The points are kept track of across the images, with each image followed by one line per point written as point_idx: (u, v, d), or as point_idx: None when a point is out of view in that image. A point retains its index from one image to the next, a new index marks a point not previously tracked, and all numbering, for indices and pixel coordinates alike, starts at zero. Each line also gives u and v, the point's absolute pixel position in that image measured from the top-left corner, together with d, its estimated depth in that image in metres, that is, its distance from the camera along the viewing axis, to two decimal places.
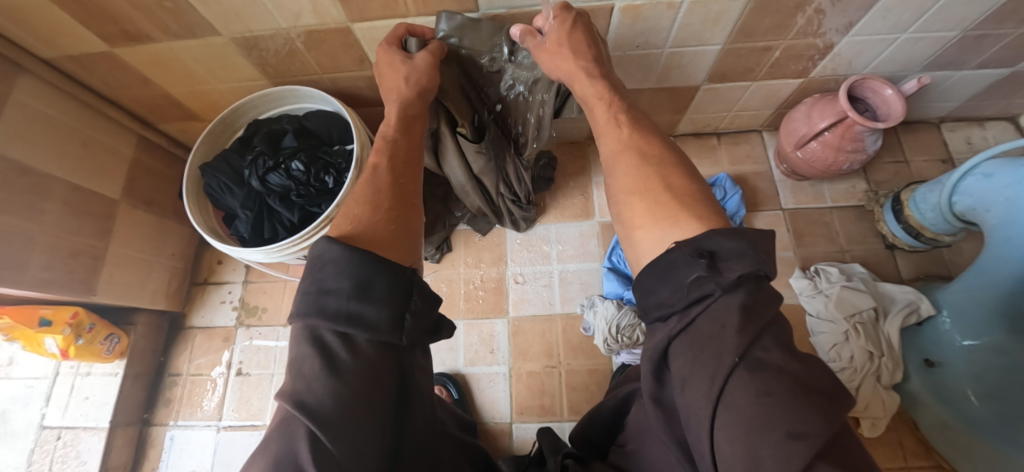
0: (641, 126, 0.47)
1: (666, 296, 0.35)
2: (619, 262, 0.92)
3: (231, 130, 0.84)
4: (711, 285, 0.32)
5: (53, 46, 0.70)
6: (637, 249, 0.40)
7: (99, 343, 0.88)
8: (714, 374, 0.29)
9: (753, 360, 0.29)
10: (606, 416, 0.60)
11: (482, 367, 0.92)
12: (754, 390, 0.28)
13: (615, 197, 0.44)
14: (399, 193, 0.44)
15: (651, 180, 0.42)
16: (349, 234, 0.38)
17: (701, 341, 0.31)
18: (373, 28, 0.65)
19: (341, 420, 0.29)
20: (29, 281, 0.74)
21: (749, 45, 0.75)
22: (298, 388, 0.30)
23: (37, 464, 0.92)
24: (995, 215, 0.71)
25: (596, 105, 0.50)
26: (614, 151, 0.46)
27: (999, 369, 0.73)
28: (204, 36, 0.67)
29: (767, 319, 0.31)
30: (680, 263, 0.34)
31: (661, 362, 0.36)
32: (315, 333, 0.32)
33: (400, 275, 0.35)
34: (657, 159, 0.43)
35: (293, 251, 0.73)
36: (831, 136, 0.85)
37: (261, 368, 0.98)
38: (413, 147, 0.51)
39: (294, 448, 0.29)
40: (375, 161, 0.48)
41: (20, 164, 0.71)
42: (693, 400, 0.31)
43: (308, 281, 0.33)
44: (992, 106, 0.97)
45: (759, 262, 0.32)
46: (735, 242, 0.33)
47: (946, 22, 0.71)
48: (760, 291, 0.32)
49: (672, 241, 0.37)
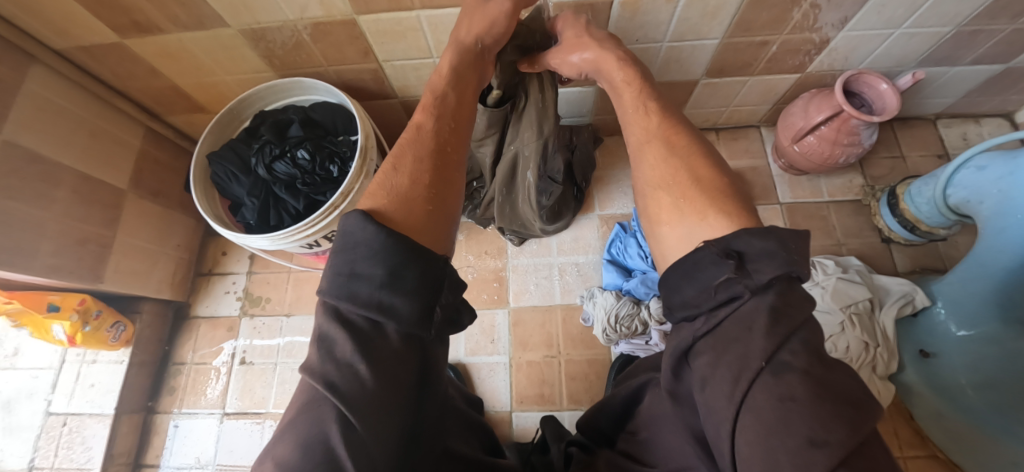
0: (668, 116, 0.45)
1: (691, 295, 0.33)
2: (618, 253, 0.95)
3: (237, 120, 0.85)
4: (739, 287, 0.30)
5: (65, 37, 0.72)
6: (662, 245, 0.39)
7: (106, 330, 0.90)
8: (737, 376, 0.28)
9: (778, 362, 0.27)
10: (617, 407, 0.59)
11: (483, 357, 0.93)
12: (775, 394, 0.26)
13: (642, 191, 0.43)
14: (440, 164, 0.43)
15: (679, 174, 0.40)
16: (379, 209, 0.38)
17: (725, 342, 0.30)
18: (378, 21, 0.67)
19: (368, 403, 0.30)
20: (38, 266, 0.75)
21: (747, 39, 0.76)
22: (328, 369, 0.30)
23: (42, 451, 0.93)
24: (988, 206, 0.72)
25: (626, 91, 0.49)
26: (641, 141, 0.44)
27: (993, 358, 0.74)
28: (213, 28, 0.69)
29: (800, 322, 0.29)
30: (706, 263, 0.32)
31: (684, 358, 0.34)
32: (345, 316, 0.32)
33: (430, 266, 0.35)
34: (686, 150, 0.41)
35: (299, 239, 0.74)
36: (828, 130, 0.86)
37: (264, 358, 0.99)
38: (461, 106, 0.49)
39: (323, 428, 0.29)
40: (420, 120, 0.47)
41: (32, 152, 0.73)
42: (712, 399, 0.30)
43: (338, 262, 0.34)
44: (987, 103, 0.98)
45: (790, 264, 0.30)
46: (765, 242, 0.31)
47: (940, 17, 0.73)
48: (793, 294, 0.30)
49: (700, 239, 0.35)
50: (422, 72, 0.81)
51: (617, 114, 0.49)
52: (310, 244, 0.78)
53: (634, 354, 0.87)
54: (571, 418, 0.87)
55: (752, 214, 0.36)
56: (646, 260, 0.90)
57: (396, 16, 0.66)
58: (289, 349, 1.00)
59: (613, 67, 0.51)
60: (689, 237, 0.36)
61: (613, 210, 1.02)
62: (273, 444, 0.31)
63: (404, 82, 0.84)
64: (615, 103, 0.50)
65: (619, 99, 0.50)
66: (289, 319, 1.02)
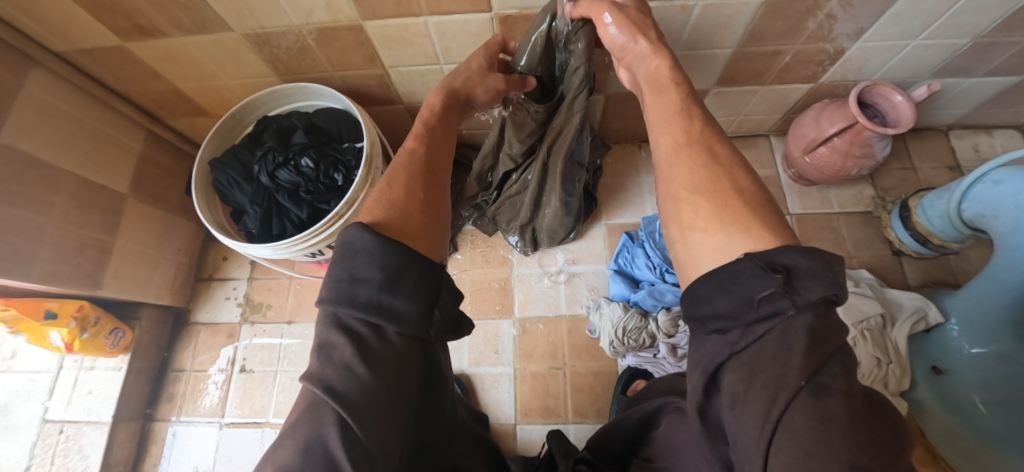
0: (709, 124, 0.44)
1: (725, 307, 0.30)
2: (625, 264, 0.94)
3: (241, 125, 0.84)
4: (785, 302, 0.27)
5: (65, 39, 0.70)
6: (692, 251, 0.36)
7: (104, 337, 0.88)
8: (773, 395, 0.26)
9: (818, 383, 0.26)
10: (630, 429, 0.58)
11: (487, 368, 0.92)
12: (815, 415, 0.25)
13: (674, 195, 0.40)
14: (432, 183, 0.43)
15: (719, 181, 0.38)
16: (380, 222, 0.37)
17: (761, 361, 0.27)
18: (385, 27, 0.66)
19: (370, 408, 0.29)
20: (35, 273, 0.74)
21: (760, 49, 0.75)
22: (327, 374, 0.29)
23: (39, 458, 0.92)
24: (1004, 221, 0.71)
25: (671, 90, 0.47)
26: (679, 145, 0.42)
27: (1007, 376, 0.73)
28: (216, 31, 0.68)
29: (836, 346, 0.27)
30: (747, 275, 0.29)
31: (714, 376, 0.31)
32: (343, 321, 0.31)
33: (429, 270, 0.34)
34: (727, 159, 0.40)
35: (303, 248, 0.73)
36: (840, 141, 0.85)
37: (265, 365, 0.98)
38: (448, 138, 0.50)
39: (324, 434, 0.28)
40: (410, 146, 0.46)
41: (30, 156, 0.71)
42: (742, 421, 0.27)
43: (337, 267, 0.33)
44: (1001, 114, 0.97)
45: (835, 285, 0.28)
46: (812, 261, 0.28)
47: (957, 29, 0.71)
48: (829, 319, 0.28)
49: (739, 251, 0.33)
50: (428, 77, 0.80)
51: (653, 110, 0.47)
52: (314, 253, 0.76)
53: (642, 367, 0.86)
54: (576, 431, 0.86)
55: (789, 232, 0.34)
56: (655, 271, 0.90)
57: (403, 22, 0.65)
58: (290, 357, 0.98)
59: (662, 65, 0.48)
60: (727, 246, 0.34)
61: (620, 219, 1.00)
62: (271, 455, 0.29)
63: (409, 88, 0.83)
64: (653, 99, 0.47)
65: (661, 94, 0.47)
66: (290, 326, 1.01)
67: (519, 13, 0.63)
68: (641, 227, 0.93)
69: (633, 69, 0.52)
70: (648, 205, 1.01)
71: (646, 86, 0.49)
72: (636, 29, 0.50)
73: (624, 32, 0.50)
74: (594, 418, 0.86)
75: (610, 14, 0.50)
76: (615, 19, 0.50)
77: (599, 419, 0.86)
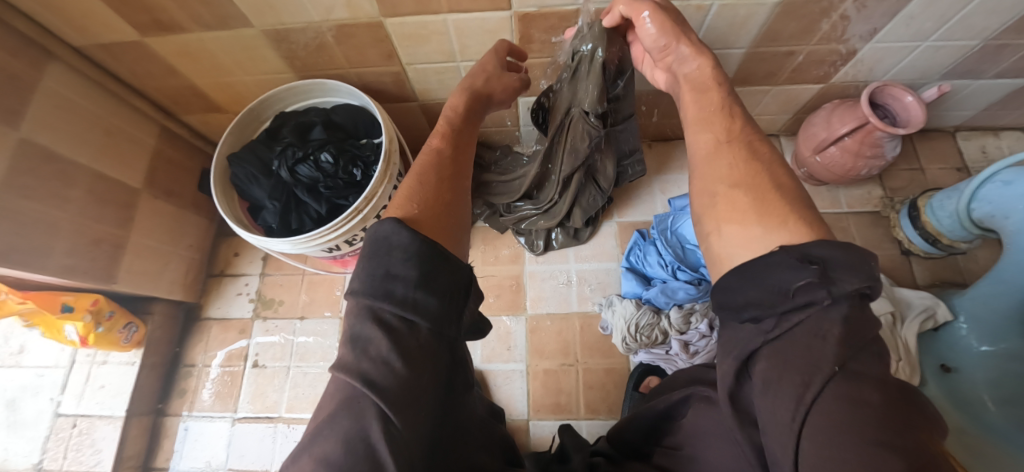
0: (750, 123, 0.43)
1: (757, 297, 0.30)
2: (637, 261, 0.95)
3: (257, 121, 0.84)
4: (821, 293, 0.27)
5: (84, 34, 0.71)
6: (725, 244, 0.36)
7: (118, 332, 0.88)
8: (807, 380, 0.26)
9: (849, 370, 0.26)
10: (651, 418, 0.58)
11: (499, 364, 0.92)
12: (847, 398, 0.25)
13: (710, 189, 0.39)
14: (458, 184, 0.45)
15: (758, 176, 0.37)
16: (411, 216, 0.38)
17: (796, 348, 0.27)
18: (404, 24, 0.67)
19: (406, 400, 0.30)
20: (52, 267, 0.74)
21: (773, 49, 0.76)
22: (364, 366, 0.29)
23: (51, 452, 0.92)
24: (1014, 221, 0.72)
25: (712, 89, 0.46)
26: (718, 141, 0.42)
27: (1015, 374, 0.76)
28: (235, 28, 0.68)
29: (869, 337, 0.27)
30: (781, 267, 0.29)
31: (746, 364, 0.31)
32: (377, 314, 0.31)
33: (459, 271, 0.35)
34: (767, 157, 0.39)
35: (320, 243, 0.73)
36: (851, 141, 0.86)
37: (277, 361, 0.98)
38: (471, 140, 0.52)
39: (364, 425, 0.28)
40: (437, 144, 0.48)
41: (47, 150, 0.71)
42: (775, 406, 0.27)
43: (371, 263, 0.33)
44: (1007, 116, 0.98)
45: (870, 279, 0.28)
46: (847, 254, 0.28)
47: (967, 31, 0.72)
48: (863, 312, 0.28)
49: (774, 244, 0.32)
50: (443, 75, 0.80)
51: (691, 108, 0.46)
52: (332, 247, 0.77)
53: (654, 363, 0.87)
54: (588, 427, 0.86)
55: (824, 227, 0.33)
56: (666, 268, 0.91)
57: (422, 19, 0.66)
58: (302, 353, 0.99)
59: (705, 64, 0.48)
60: (761, 239, 0.33)
61: (631, 218, 1.01)
62: (308, 446, 0.29)
63: (424, 86, 0.84)
64: (692, 97, 0.47)
65: (702, 94, 0.46)
66: (302, 322, 1.01)
67: (538, 11, 0.64)
68: (653, 225, 0.94)
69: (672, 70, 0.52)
70: (659, 205, 1.02)
71: (684, 88, 0.49)
72: (677, 32, 0.50)
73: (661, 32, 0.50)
74: (606, 414, 0.87)
75: (648, 8, 0.51)
76: (652, 17, 0.51)
77: (611, 415, 0.87)
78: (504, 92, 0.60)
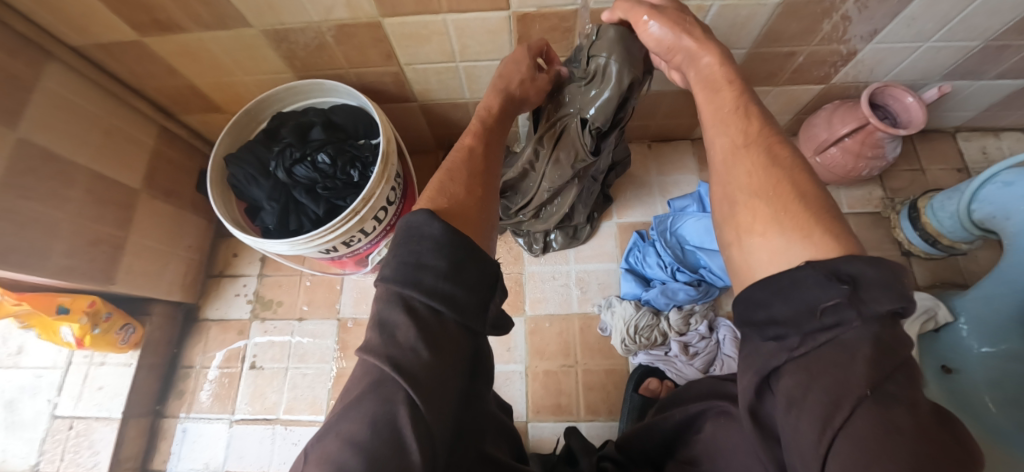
0: (769, 123, 0.43)
1: (783, 312, 0.30)
2: (636, 263, 0.94)
3: (255, 121, 0.84)
4: (850, 313, 0.27)
5: (84, 34, 0.70)
6: (748, 256, 0.36)
7: (115, 333, 0.88)
8: (836, 400, 0.26)
9: (883, 393, 0.25)
10: (668, 430, 0.56)
11: (499, 365, 0.92)
12: (878, 422, 0.24)
13: (732, 197, 0.40)
14: (489, 181, 0.45)
15: (780, 184, 0.37)
16: (442, 209, 0.38)
17: (822, 365, 0.27)
18: (404, 24, 0.66)
19: (433, 389, 0.29)
20: (50, 268, 0.74)
21: (774, 50, 0.75)
22: (393, 351, 0.29)
23: (48, 454, 0.91)
24: (1015, 222, 0.72)
25: (725, 88, 0.46)
26: (736, 145, 0.41)
27: (1016, 375, 0.75)
28: (235, 27, 0.68)
29: (903, 357, 0.27)
30: (809, 283, 0.29)
31: (767, 379, 0.31)
32: (406, 302, 0.31)
33: (488, 266, 0.35)
34: (789, 162, 0.38)
35: (319, 244, 0.73)
36: (851, 142, 0.86)
37: (275, 362, 0.98)
38: (500, 139, 0.52)
39: (391, 410, 0.28)
40: (470, 143, 0.49)
41: (46, 150, 0.71)
42: (799, 424, 0.27)
43: (403, 250, 0.33)
44: (1008, 117, 0.98)
45: (902, 299, 0.28)
46: (880, 271, 0.28)
47: (968, 31, 0.72)
48: (894, 330, 0.28)
49: (800, 259, 0.32)
50: (443, 76, 0.80)
51: (707, 109, 0.46)
52: (330, 249, 0.76)
53: (654, 365, 0.86)
54: (588, 428, 0.86)
55: (855, 240, 0.32)
56: (666, 269, 0.91)
57: (422, 19, 0.65)
58: (301, 354, 0.98)
59: (714, 61, 0.47)
60: (785, 252, 0.33)
61: (631, 218, 1.01)
62: (335, 424, 0.29)
63: (424, 86, 0.83)
64: (706, 98, 0.47)
65: (715, 94, 0.46)
66: (301, 323, 1.01)
67: (539, 11, 0.64)
68: (653, 226, 0.94)
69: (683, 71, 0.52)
70: (658, 205, 1.01)
71: (696, 86, 0.49)
72: (680, 33, 0.49)
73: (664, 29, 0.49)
74: (606, 416, 0.87)
75: (646, 12, 0.50)
76: (653, 18, 0.50)
77: (611, 417, 0.87)
78: (537, 95, 0.61)
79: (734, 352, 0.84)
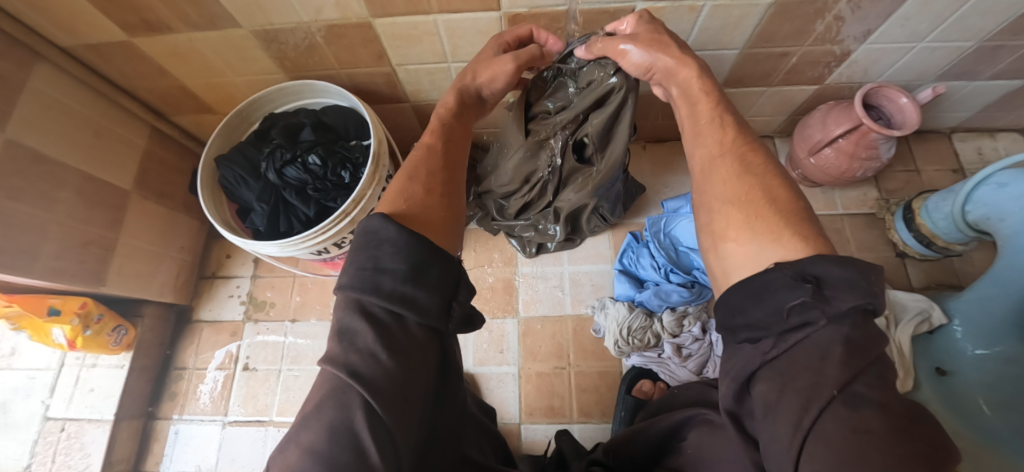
0: (745, 132, 0.43)
1: (759, 318, 0.29)
2: (630, 264, 0.94)
3: (247, 122, 0.84)
4: (815, 313, 0.27)
5: (72, 34, 0.70)
6: (725, 263, 0.35)
7: (107, 334, 0.88)
8: (806, 404, 0.26)
9: (851, 394, 0.25)
10: (657, 437, 0.55)
11: (491, 367, 0.92)
12: (849, 427, 0.24)
13: (707, 205, 0.39)
14: (450, 178, 0.45)
15: (753, 191, 0.36)
16: (401, 212, 0.38)
17: (795, 369, 0.27)
18: (394, 24, 0.66)
19: (394, 393, 0.30)
20: (40, 270, 0.73)
21: (768, 50, 0.75)
22: (351, 358, 0.29)
23: (40, 456, 0.91)
24: (1009, 224, 0.71)
25: (701, 101, 0.46)
26: (711, 156, 0.41)
27: (1010, 378, 0.75)
28: (224, 28, 0.67)
29: (874, 355, 0.26)
30: (778, 285, 0.29)
31: (744, 384, 0.31)
32: (366, 308, 0.31)
33: (450, 265, 0.35)
34: (762, 169, 0.38)
35: (309, 246, 0.73)
36: (845, 143, 0.85)
37: (268, 364, 0.98)
38: (465, 136, 0.52)
39: (350, 416, 0.28)
40: (429, 142, 0.48)
41: (35, 151, 0.71)
42: (775, 429, 0.27)
43: (361, 256, 0.33)
44: (1004, 117, 0.97)
45: (870, 295, 0.27)
46: (846, 271, 0.27)
47: (963, 32, 0.72)
48: (867, 328, 0.27)
49: (770, 261, 0.32)
50: (435, 76, 0.80)
51: (687, 124, 0.46)
52: (321, 250, 0.76)
53: (647, 367, 0.86)
54: (581, 430, 0.86)
55: (824, 241, 0.32)
56: (659, 270, 0.90)
57: (412, 20, 0.65)
58: (294, 356, 0.98)
59: (692, 75, 0.47)
60: (759, 254, 0.33)
61: (624, 220, 1.00)
62: (297, 434, 0.29)
63: (416, 87, 0.83)
64: (687, 113, 0.46)
65: (693, 108, 0.46)
66: (294, 325, 1.00)
67: (528, 12, 0.63)
68: (646, 228, 0.93)
69: (665, 85, 0.51)
70: (653, 206, 1.01)
71: (678, 102, 0.48)
72: (658, 51, 0.49)
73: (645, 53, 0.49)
74: (599, 418, 0.86)
75: (626, 42, 0.51)
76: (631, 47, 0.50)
77: (604, 419, 0.86)
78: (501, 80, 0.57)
79: None
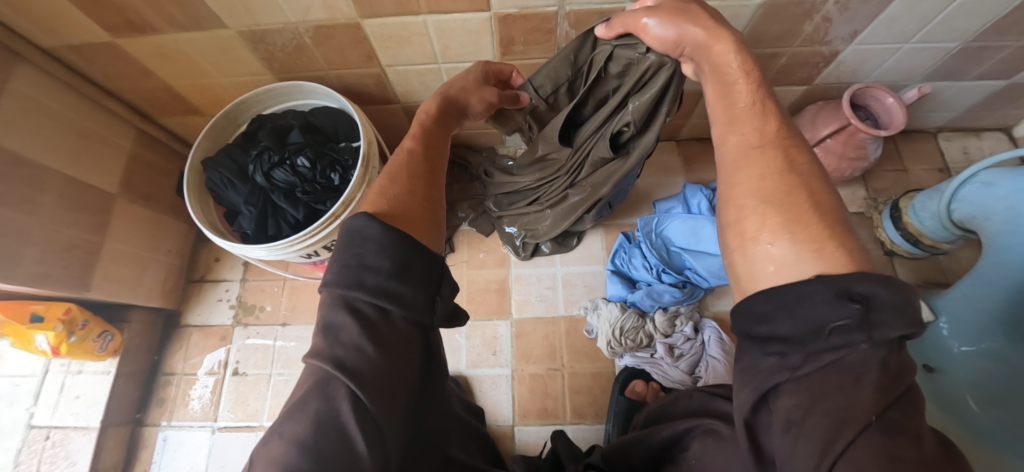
0: (782, 124, 0.40)
1: (788, 330, 0.29)
2: (622, 264, 0.94)
3: (234, 124, 0.83)
4: (858, 335, 0.26)
5: (54, 35, 0.69)
6: (754, 265, 0.34)
7: (92, 340, 0.86)
8: (838, 426, 0.25)
9: (888, 420, 0.25)
10: (655, 447, 0.55)
11: (485, 369, 0.91)
12: (883, 453, 0.24)
13: (735, 201, 0.37)
14: (433, 178, 0.45)
15: (794, 191, 0.35)
16: (382, 212, 0.38)
17: (825, 387, 0.27)
18: (384, 25, 0.65)
19: (380, 385, 0.29)
20: (22, 275, 0.72)
21: (757, 51, 0.75)
22: (337, 351, 0.29)
23: (25, 465, 0.89)
24: (994, 223, 0.73)
25: (740, 80, 0.42)
26: (751, 145, 0.38)
27: (998, 376, 0.74)
28: (210, 29, 0.66)
29: (906, 384, 0.26)
30: (817, 300, 0.28)
31: (763, 396, 0.30)
32: (352, 304, 0.31)
33: (434, 262, 0.34)
34: (805, 169, 0.36)
35: (299, 248, 0.72)
36: (834, 143, 0.86)
37: (258, 368, 0.96)
38: (445, 144, 0.52)
39: (336, 409, 0.28)
40: (410, 146, 0.48)
41: (16, 155, 0.69)
42: (798, 447, 0.27)
43: (345, 254, 0.33)
44: (989, 116, 0.99)
45: (912, 323, 0.27)
46: (894, 294, 0.27)
47: (949, 33, 0.72)
48: (902, 355, 0.27)
49: (811, 273, 0.30)
50: (425, 77, 0.79)
51: (719, 105, 0.42)
52: (310, 253, 0.75)
53: (640, 367, 0.86)
54: (575, 431, 0.86)
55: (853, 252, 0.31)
56: (652, 271, 0.90)
57: (402, 21, 0.64)
58: (285, 360, 0.97)
59: (726, 49, 0.43)
60: (794, 265, 0.31)
61: (616, 220, 1.01)
62: (280, 428, 0.28)
63: (407, 88, 0.82)
64: (718, 94, 0.43)
65: (728, 88, 0.42)
66: (284, 329, 0.99)
67: (519, 12, 0.63)
68: (638, 228, 0.93)
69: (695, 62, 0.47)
70: (645, 207, 1.01)
71: (709, 78, 0.44)
72: (683, 22, 0.45)
73: (669, 27, 0.46)
74: (593, 419, 0.86)
75: (648, 16, 0.48)
76: (654, 20, 0.47)
77: (598, 420, 0.86)
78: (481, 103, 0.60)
79: (720, 353, 0.83)
